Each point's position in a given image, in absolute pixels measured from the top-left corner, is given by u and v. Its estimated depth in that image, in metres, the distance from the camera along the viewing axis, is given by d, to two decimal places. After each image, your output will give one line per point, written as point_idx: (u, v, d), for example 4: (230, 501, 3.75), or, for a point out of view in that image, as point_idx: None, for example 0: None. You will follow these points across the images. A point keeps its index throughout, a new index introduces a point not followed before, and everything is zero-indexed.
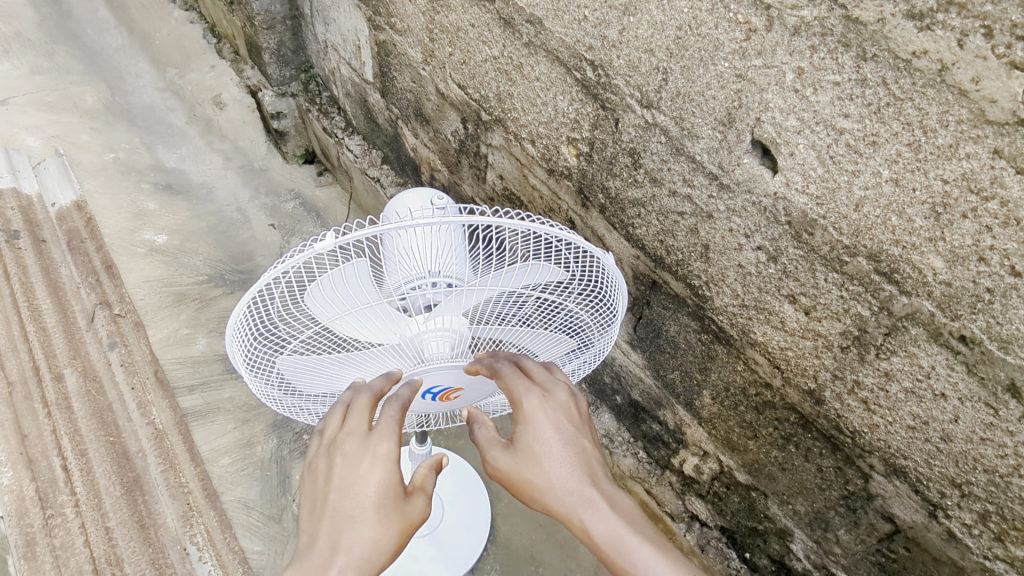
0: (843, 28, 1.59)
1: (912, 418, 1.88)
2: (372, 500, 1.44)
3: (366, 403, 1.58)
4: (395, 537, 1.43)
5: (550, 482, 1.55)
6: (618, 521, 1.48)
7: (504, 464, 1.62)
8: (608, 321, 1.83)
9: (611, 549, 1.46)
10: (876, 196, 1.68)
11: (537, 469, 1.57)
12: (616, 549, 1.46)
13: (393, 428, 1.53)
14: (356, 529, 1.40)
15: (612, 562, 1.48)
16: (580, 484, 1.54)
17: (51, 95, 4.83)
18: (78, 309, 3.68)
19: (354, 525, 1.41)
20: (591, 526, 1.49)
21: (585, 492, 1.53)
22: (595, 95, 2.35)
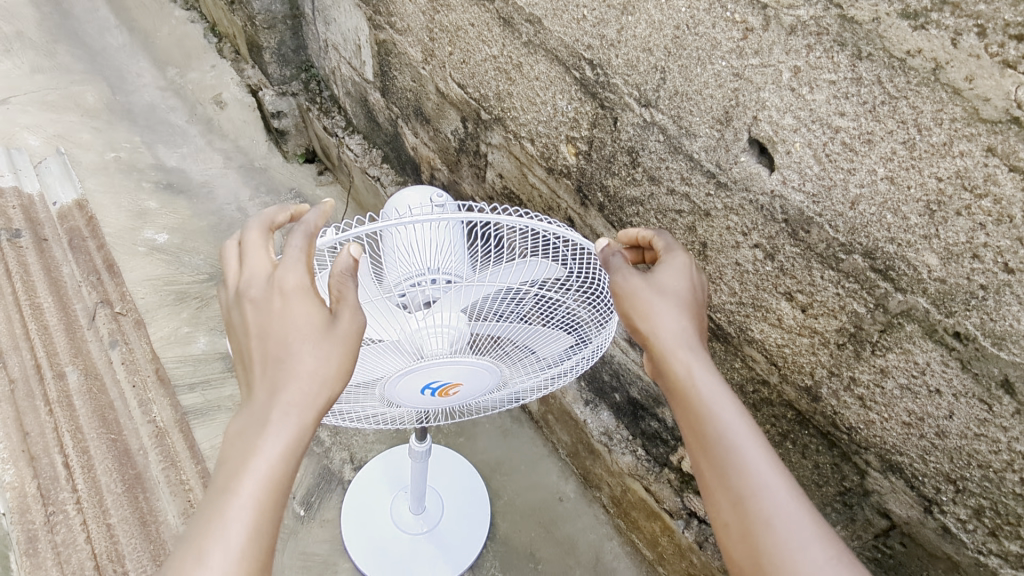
0: (839, 27, 1.60)
1: (907, 415, 1.90)
2: (299, 336, 1.43)
3: (265, 243, 1.56)
4: (333, 362, 1.43)
5: (665, 329, 1.60)
6: (728, 390, 1.55)
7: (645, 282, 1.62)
8: (606, 316, 1.87)
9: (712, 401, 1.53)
10: (871, 194, 1.69)
11: (660, 310, 1.61)
12: (713, 414, 1.52)
13: (300, 259, 1.47)
14: (291, 366, 1.42)
15: (698, 417, 1.53)
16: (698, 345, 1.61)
17: (52, 94, 4.85)
18: (79, 307, 3.69)
19: (284, 365, 1.42)
20: (698, 376, 1.56)
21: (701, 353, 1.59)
22: (594, 94, 2.36)
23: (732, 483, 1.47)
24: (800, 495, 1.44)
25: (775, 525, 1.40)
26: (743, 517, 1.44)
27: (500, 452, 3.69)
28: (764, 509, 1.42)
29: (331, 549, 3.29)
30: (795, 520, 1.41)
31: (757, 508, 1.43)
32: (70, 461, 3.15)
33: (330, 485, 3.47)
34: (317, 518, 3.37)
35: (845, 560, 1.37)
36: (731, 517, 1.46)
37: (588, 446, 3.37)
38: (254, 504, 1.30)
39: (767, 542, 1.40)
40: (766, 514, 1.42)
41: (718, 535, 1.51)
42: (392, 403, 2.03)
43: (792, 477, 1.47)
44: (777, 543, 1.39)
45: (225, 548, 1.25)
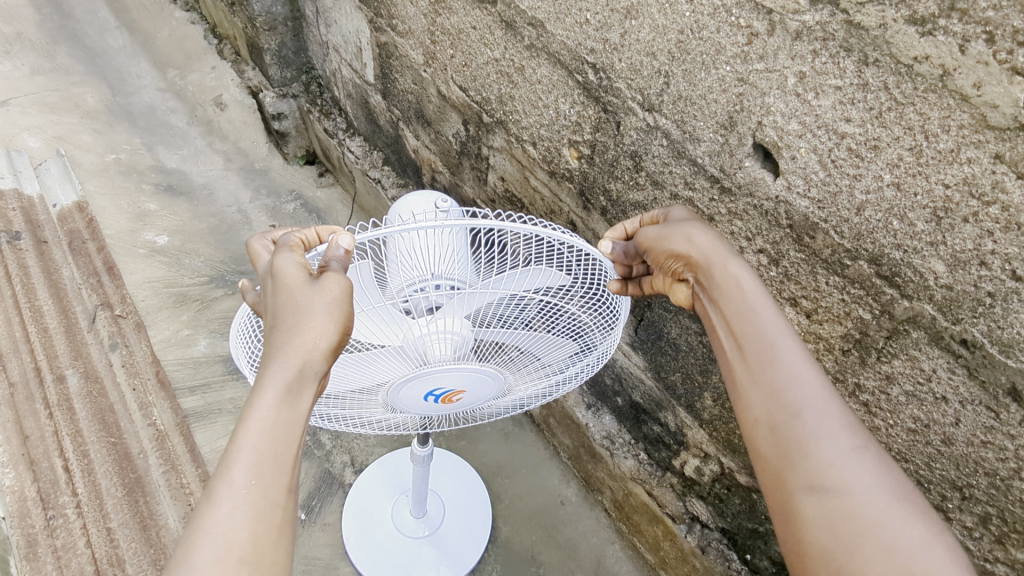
0: (845, 33, 1.59)
1: (913, 421, 1.89)
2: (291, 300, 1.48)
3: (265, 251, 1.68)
4: (322, 317, 1.44)
5: (701, 244, 1.72)
6: (770, 297, 1.63)
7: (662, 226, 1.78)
8: (610, 323, 1.86)
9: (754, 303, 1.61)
10: (877, 200, 1.68)
11: (696, 231, 1.74)
12: (755, 316, 1.60)
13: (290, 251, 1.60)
14: (287, 328, 1.46)
15: (738, 318, 1.62)
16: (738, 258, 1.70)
17: (52, 95, 4.84)
18: (80, 309, 3.69)
19: (281, 329, 1.47)
20: (736, 281, 1.65)
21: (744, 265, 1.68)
22: (597, 98, 2.35)
23: (767, 376, 1.53)
24: (832, 393, 1.50)
25: (807, 415, 1.46)
26: (773, 407, 1.50)
27: (502, 455, 3.68)
28: (796, 400, 1.49)
29: (333, 553, 3.28)
30: (824, 414, 1.46)
31: (789, 399, 1.49)
32: (70, 465, 3.14)
33: (332, 488, 3.46)
34: (319, 522, 3.36)
35: (872, 446, 1.42)
36: (761, 408, 1.52)
37: (590, 450, 3.36)
38: (256, 448, 1.33)
39: (798, 431, 1.46)
40: (800, 405, 1.48)
41: (743, 428, 1.56)
42: (394, 408, 2.01)
43: (824, 377, 1.52)
44: (806, 431, 1.45)
45: (231, 490, 1.27)
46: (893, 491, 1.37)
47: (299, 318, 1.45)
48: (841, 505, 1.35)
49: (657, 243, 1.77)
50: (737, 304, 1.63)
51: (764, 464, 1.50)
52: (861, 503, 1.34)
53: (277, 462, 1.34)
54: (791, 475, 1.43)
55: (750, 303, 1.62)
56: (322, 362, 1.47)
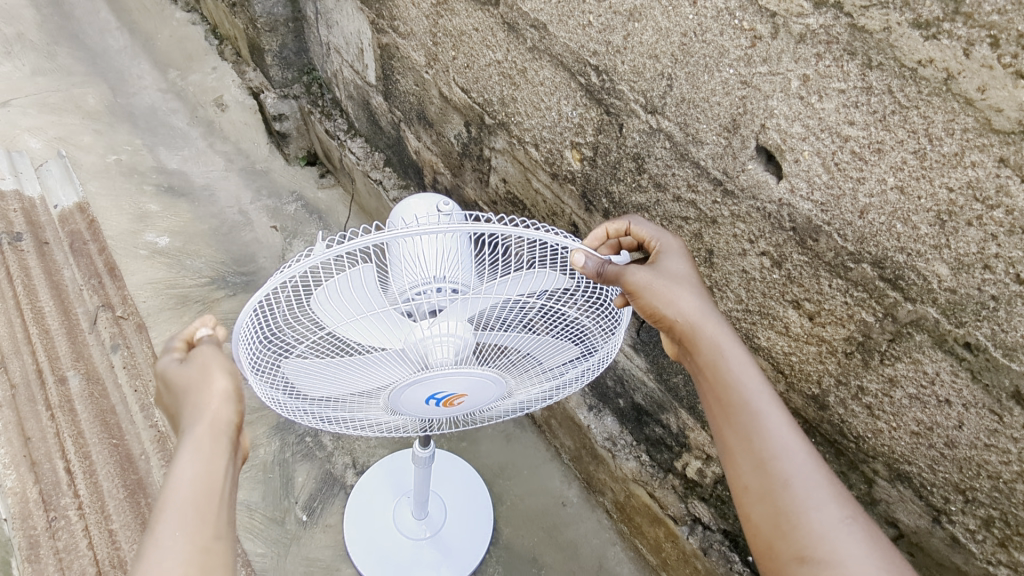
0: (849, 36, 1.59)
1: (916, 424, 1.89)
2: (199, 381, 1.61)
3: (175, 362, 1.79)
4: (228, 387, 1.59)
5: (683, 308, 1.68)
6: (755, 365, 1.64)
7: (646, 274, 1.67)
8: (611, 326, 1.88)
9: (742, 372, 1.61)
10: (880, 204, 1.68)
11: (683, 293, 1.69)
12: (740, 384, 1.60)
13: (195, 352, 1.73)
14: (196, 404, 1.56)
15: (725, 387, 1.62)
16: (724, 326, 1.68)
17: (52, 96, 4.83)
18: (81, 311, 3.70)
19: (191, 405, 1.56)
20: (723, 347, 1.65)
21: (729, 333, 1.67)
22: (599, 100, 2.35)
23: (755, 446, 1.54)
24: (818, 459, 1.53)
25: (797, 483, 1.49)
26: (764, 476, 1.52)
27: (504, 456, 3.68)
28: (785, 470, 1.50)
29: (334, 555, 3.28)
30: (812, 483, 1.48)
31: (778, 469, 1.51)
32: (71, 467, 3.15)
33: (333, 489, 3.46)
34: (320, 523, 3.36)
35: (860, 519, 1.45)
36: (752, 475, 1.53)
37: (592, 451, 3.36)
38: (179, 504, 1.36)
39: (789, 501, 1.48)
40: (787, 472, 1.50)
41: (735, 495, 1.58)
42: (396, 411, 2.01)
43: (811, 446, 1.55)
44: (796, 502, 1.47)
45: (158, 547, 1.29)
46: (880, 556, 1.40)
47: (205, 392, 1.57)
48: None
49: (644, 292, 1.66)
50: (725, 373, 1.62)
51: (756, 531, 1.52)
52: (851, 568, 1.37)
53: (203, 507, 1.38)
54: (783, 546, 1.45)
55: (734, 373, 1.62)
56: (233, 416, 1.58)
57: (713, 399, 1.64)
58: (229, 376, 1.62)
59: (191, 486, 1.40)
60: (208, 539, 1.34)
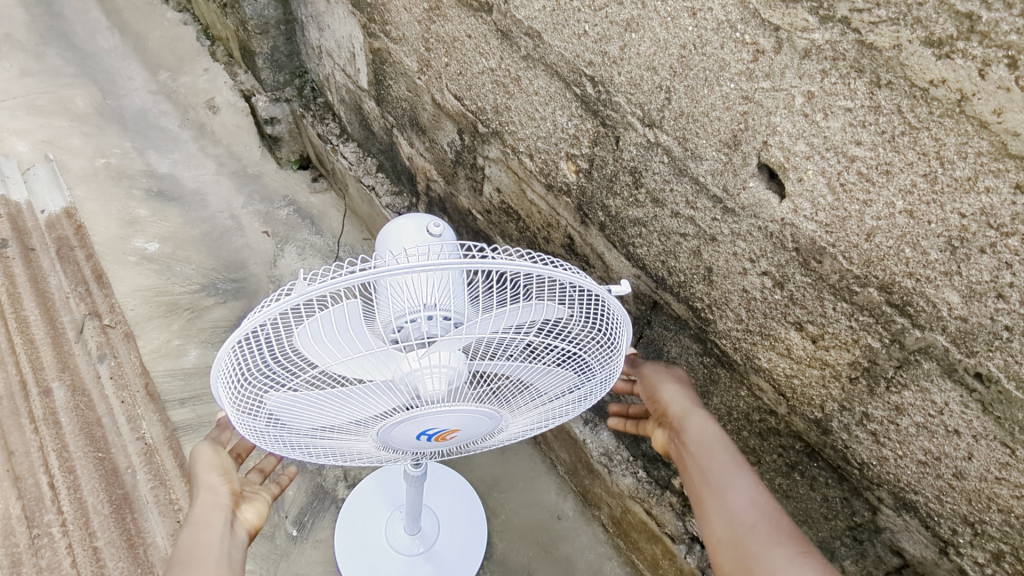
0: (857, 53, 1.51)
1: (923, 453, 1.82)
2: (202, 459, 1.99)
3: None
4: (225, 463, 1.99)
5: (671, 400, 2.05)
6: (734, 450, 1.89)
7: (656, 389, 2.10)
8: (611, 348, 1.77)
9: (720, 453, 1.87)
10: (888, 227, 1.61)
11: (678, 395, 2.06)
12: (717, 462, 1.86)
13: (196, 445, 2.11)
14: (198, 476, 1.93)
15: (706, 463, 1.86)
16: (704, 411, 2.01)
17: (40, 98, 4.74)
18: (67, 319, 3.63)
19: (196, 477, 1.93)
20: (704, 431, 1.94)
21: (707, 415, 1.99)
22: (595, 112, 2.27)
23: (727, 516, 1.76)
24: (786, 528, 1.69)
25: (759, 528, 1.70)
26: (733, 525, 1.73)
27: (498, 469, 3.61)
28: (750, 536, 1.69)
29: (325, 571, 3.21)
30: (771, 527, 1.69)
31: (745, 536, 1.70)
32: (55, 482, 3.10)
33: (324, 503, 3.38)
34: (311, 539, 3.29)
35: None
36: (723, 526, 1.75)
37: (588, 466, 3.29)
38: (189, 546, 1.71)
39: (752, 545, 1.68)
40: (750, 520, 1.72)
41: (711, 549, 1.78)
42: (388, 444, 1.92)
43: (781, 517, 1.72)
44: (762, 565, 1.63)
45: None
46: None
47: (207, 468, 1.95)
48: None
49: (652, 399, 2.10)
50: (705, 453, 1.88)
51: None
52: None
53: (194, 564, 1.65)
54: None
55: (709, 445, 1.89)
56: (224, 495, 1.85)
57: (699, 477, 1.87)
58: (216, 470, 1.91)
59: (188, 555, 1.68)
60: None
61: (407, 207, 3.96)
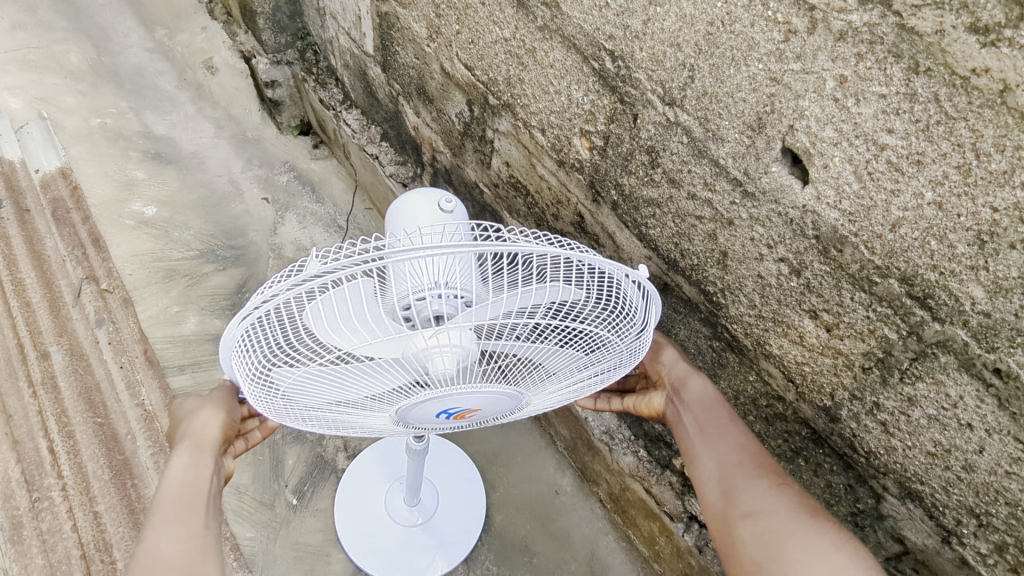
0: (896, 37, 1.46)
1: (933, 445, 1.84)
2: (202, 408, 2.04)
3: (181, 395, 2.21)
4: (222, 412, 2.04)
5: (668, 362, 2.21)
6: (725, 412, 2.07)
7: (660, 356, 2.24)
8: (625, 326, 1.73)
9: (713, 415, 2.05)
10: (915, 219, 1.59)
11: (678, 361, 2.21)
12: (712, 425, 2.03)
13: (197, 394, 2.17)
14: (195, 424, 1.98)
15: (703, 424, 2.04)
16: (698, 373, 2.19)
17: (34, 53, 4.59)
18: (64, 283, 3.58)
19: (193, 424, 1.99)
20: (700, 393, 2.11)
21: (702, 375, 2.17)
22: (613, 88, 2.21)
23: (721, 473, 1.93)
24: (776, 483, 1.87)
25: (743, 468, 1.92)
26: (721, 467, 1.94)
27: (497, 443, 3.62)
28: (743, 493, 1.86)
29: (325, 539, 3.24)
30: (755, 467, 1.92)
31: (739, 491, 1.87)
32: (55, 446, 3.09)
33: (324, 473, 3.39)
34: (310, 507, 3.31)
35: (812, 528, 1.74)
36: (712, 468, 1.96)
37: (588, 443, 3.31)
38: (175, 498, 1.77)
39: (737, 481, 1.90)
40: (736, 463, 1.94)
41: (697, 487, 1.98)
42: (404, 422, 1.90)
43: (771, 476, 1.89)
44: (755, 516, 1.81)
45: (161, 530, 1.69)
46: (808, 515, 1.78)
47: (203, 415, 2.01)
48: (767, 526, 1.78)
49: (651, 362, 2.25)
50: (701, 415, 2.06)
51: (727, 540, 1.84)
52: (784, 520, 1.77)
53: (190, 513, 1.76)
54: (733, 512, 1.85)
55: (702, 401, 2.09)
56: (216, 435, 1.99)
57: (695, 437, 2.03)
58: (215, 406, 2.05)
59: (173, 494, 1.79)
60: (190, 533, 1.73)
61: (412, 177, 3.88)
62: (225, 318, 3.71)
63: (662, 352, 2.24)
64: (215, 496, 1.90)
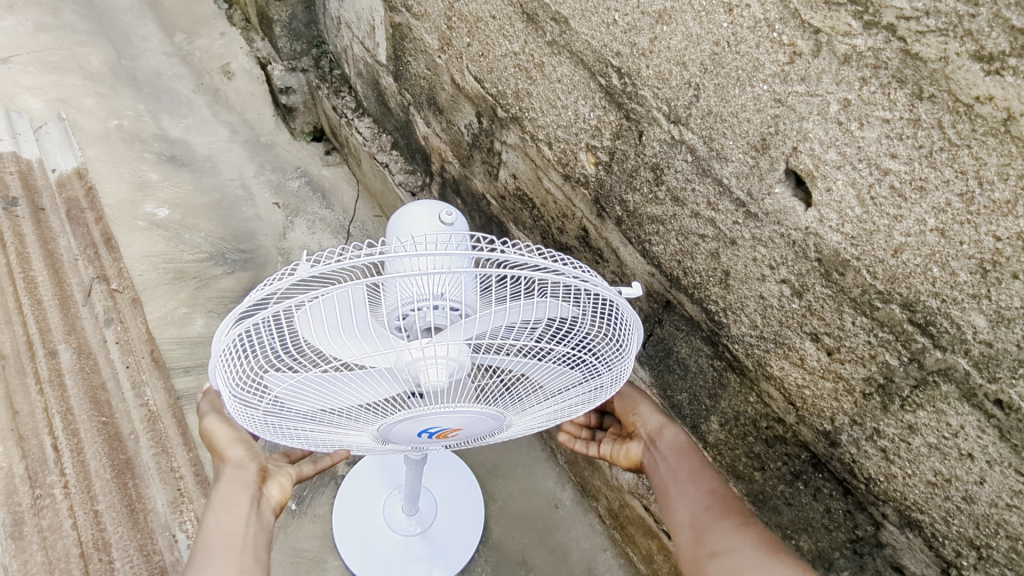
0: (900, 62, 1.46)
1: (933, 474, 1.81)
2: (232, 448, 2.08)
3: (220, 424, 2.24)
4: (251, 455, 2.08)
5: (645, 415, 2.26)
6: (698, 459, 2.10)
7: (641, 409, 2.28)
8: (617, 351, 1.73)
9: (684, 462, 2.09)
10: (917, 244, 1.58)
11: (655, 412, 2.26)
12: (685, 473, 2.06)
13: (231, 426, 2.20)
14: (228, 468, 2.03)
15: (674, 472, 2.07)
16: (674, 423, 2.23)
17: (55, 55, 4.67)
18: (75, 282, 3.63)
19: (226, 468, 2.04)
20: (673, 442, 2.15)
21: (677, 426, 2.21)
22: (620, 104, 2.21)
23: (691, 519, 1.94)
24: (742, 524, 1.87)
25: (711, 511, 1.93)
26: (693, 511, 1.96)
27: (497, 454, 3.60)
28: (712, 535, 1.86)
29: (321, 546, 3.24)
30: (723, 510, 1.93)
31: (707, 533, 1.87)
32: (59, 444, 3.10)
33: (323, 479, 3.38)
34: (308, 513, 3.31)
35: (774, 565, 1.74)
36: (685, 512, 1.97)
37: (588, 458, 3.29)
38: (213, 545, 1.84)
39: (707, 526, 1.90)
40: (707, 510, 1.94)
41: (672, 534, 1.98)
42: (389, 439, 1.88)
43: (738, 518, 1.89)
44: (720, 556, 1.80)
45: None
46: (773, 553, 1.78)
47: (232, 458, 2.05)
48: (733, 563, 1.77)
49: (627, 414, 2.30)
50: (674, 463, 2.10)
51: None
52: (748, 559, 1.76)
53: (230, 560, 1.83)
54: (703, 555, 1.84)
55: (676, 448, 2.13)
56: (252, 473, 2.04)
57: (668, 486, 2.06)
58: (240, 445, 2.09)
59: (218, 540, 1.86)
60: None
61: (420, 186, 3.90)
62: None
63: (641, 405, 2.29)
64: (264, 531, 1.96)
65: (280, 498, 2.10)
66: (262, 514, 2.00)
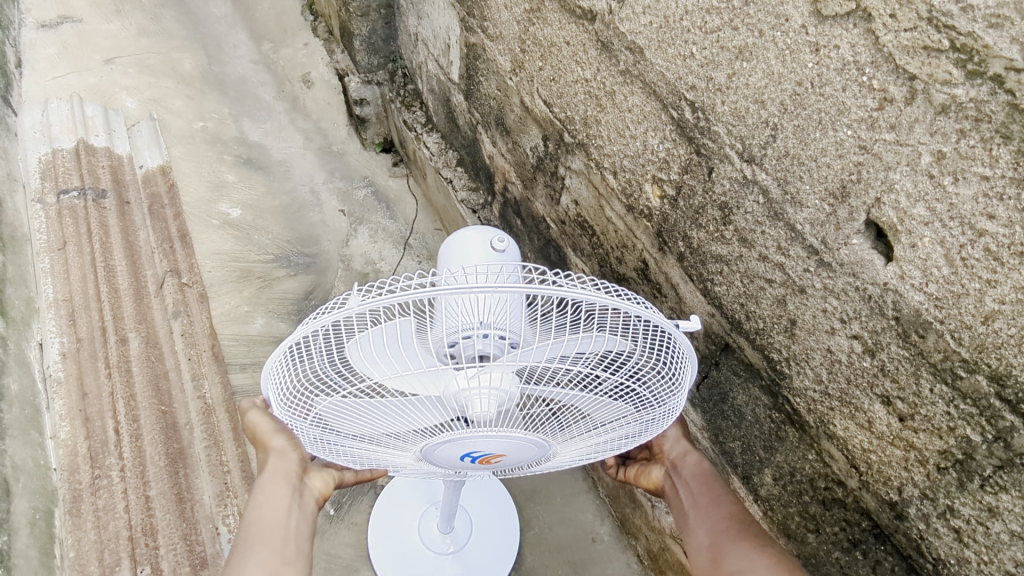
0: (1006, 116, 1.35)
1: (1013, 565, 1.65)
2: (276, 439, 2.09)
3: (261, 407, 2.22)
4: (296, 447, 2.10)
5: (671, 436, 2.18)
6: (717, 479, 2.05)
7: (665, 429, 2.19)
8: (670, 386, 1.66)
9: (704, 481, 2.04)
10: (1012, 313, 1.44)
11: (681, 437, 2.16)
12: (703, 493, 2.01)
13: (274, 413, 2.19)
14: (271, 460, 2.05)
15: (693, 492, 2.02)
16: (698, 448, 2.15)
17: (152, 58, 4.97)
18: (150, 274, 3.81)
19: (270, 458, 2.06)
20: (694, 461, 2.10)
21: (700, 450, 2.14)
22: (691, 139, 2.15)
23: (709, 542, 1.91)
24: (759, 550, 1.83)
25: (730, 534, 1.90)
26: (712, 535, 1.92)
27: (537, 481, 3.54)
28: (730, 561, 1.83)
29: (355, 555, 3.25)
30: (742, 535, 1.89)
31: (725, 559, 1.84)
32: (121, 428, 3.23)
33: (362, 488, 3.40)
34: (346, 520, 3.32)
35: None
36: (704, 535, 1.93)
37: (630, 495, 3.18)
38: (256, 534, 1.88)
39: (728, 552, 1.86)
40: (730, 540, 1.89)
41: (689, 556, 1.95)
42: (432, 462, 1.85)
43: (755, 542, 1.86)
44: None
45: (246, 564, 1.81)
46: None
47: (275, 449, 2.07)
48: None
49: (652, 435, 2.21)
50: (693, 483, 2.04)
51: None
52: None
53: (273, 548, 1.87)
54: None
55: (696, 469, 2.07)
56: (294, 463, 2.07)
57: (685, 504, 2.01)
58: (282, 434, 2.10)
59: (258, 529, 1.89)
60: (277, 565, 1.84)
61: (482, 204, 3.92)
62: (290, 323, 3.85)
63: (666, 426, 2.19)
64: (305, 522, 1.98)
65: (322, 490, 2.12)
66: (305, 504, 2.03)
